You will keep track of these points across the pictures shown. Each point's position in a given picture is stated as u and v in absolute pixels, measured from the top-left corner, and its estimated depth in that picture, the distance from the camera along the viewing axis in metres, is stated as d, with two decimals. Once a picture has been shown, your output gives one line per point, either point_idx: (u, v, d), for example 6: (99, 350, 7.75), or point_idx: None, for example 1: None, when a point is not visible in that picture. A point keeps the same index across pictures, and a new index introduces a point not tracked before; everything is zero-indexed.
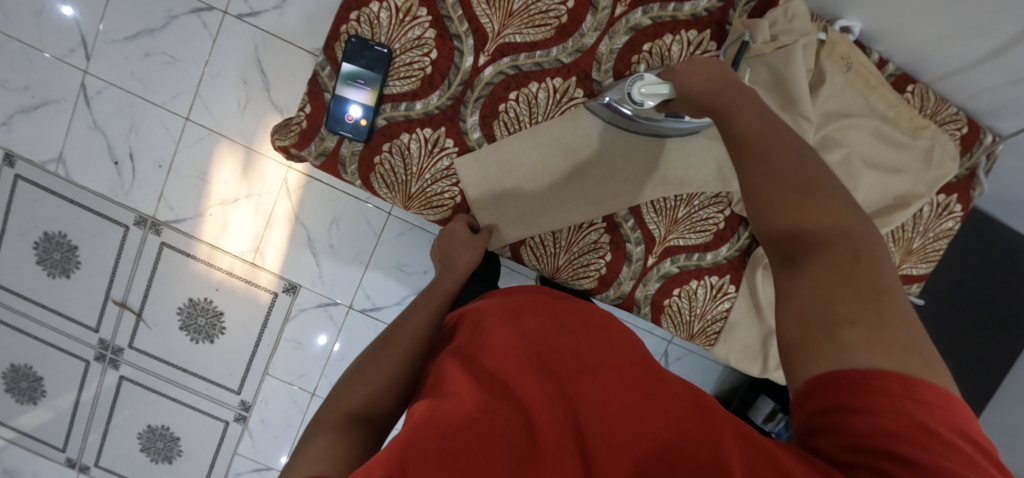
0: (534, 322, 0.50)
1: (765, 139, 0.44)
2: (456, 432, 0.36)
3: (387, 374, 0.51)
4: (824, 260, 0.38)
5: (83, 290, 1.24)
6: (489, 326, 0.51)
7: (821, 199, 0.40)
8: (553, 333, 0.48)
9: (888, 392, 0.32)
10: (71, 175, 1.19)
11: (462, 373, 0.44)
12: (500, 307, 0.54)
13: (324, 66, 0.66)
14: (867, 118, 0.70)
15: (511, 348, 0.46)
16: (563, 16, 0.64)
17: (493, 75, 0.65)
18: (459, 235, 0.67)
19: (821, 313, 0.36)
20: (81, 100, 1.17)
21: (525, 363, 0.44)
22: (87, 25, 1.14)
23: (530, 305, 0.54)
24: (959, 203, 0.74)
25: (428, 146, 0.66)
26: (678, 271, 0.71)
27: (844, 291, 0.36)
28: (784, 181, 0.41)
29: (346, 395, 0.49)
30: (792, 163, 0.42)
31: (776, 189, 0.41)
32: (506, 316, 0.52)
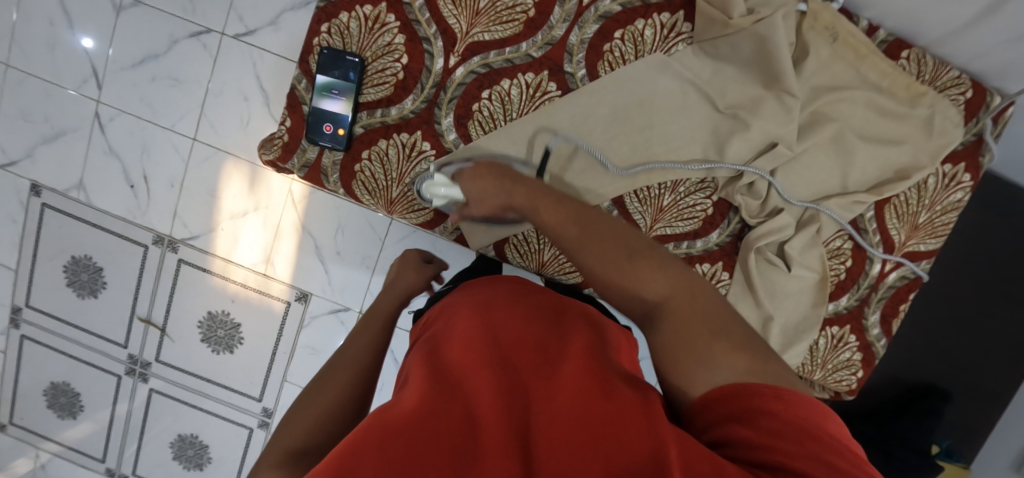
0: (502, 322, 0.52)
1: (586, 220, 0.49)
2: (402, 426, 0.37)
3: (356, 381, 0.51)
4: (675, 307, 0.43)
5: (111, 308, 1.31)
6: (457, 325, 0.53)
7: (651, 263, 0.45)
8: (516, 332, 0.50)
9: (758, 396, 0.35)
10: (92, 200, 1.25)
11: (421, 371, 0.46)
12: (470, 307, 0.56)
13: (301, 80, 0.67)
14: (858, 89, 0.66)
15: (472, 346, 0.48)
16: (530, 10, 0.63)
17: (464, 75, 0.65)
18: (411, 264, 0.77)
19: (687, 348, 0.41)
20: (96, 128, 1.23)
21: (483, 361, 0.46)
22: (97, 57, 1.20)
23: (500, 302, 0.56)
24: (968, 172, 0.70)
25: (406, 150, 0.67)
26: None
27: (701, 331, 0.41)
28: (618, 251, 0.46)
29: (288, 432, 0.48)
30: (619, 236, 0.47)
31: (612, 255, 0.46)
32: (474, 315, 0.53)
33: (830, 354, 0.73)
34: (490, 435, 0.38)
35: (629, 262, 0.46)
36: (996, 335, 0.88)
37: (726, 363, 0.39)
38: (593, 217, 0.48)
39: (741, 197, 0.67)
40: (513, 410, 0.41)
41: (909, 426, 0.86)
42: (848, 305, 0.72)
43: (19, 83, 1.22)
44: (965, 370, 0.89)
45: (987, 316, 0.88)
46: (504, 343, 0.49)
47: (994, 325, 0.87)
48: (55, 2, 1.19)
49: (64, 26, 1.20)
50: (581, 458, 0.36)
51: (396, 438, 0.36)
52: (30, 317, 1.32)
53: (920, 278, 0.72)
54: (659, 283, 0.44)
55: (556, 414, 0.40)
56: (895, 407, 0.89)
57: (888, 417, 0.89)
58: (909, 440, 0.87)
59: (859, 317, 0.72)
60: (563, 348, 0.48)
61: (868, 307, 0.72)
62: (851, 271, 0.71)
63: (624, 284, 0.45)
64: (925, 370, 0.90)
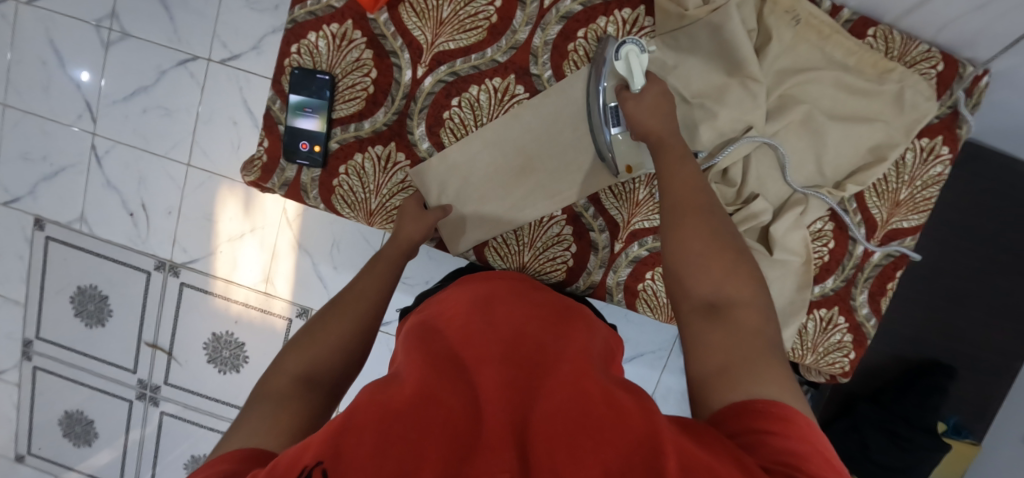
0: (503, 313, 0.53)
1: (688, 185, 0.51)
2: (400, 410, 0.37)
3: (338, 342, 0.52)
4: (739, 323, 0.43)
5: (118, 335, 1.33)
6: (459, 314, 0.53)
7: (737, 272, 0.46)
8: (518, 326, 0.51)
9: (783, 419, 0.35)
10: (93, 231, 1.29)
11: (422, 353, 0.46)
12: (473, 295, 0.57)
13: (275, 101, 0.68)
14: (826, 70, 0.66)
15: (474, 338, 0.48)
16: (493, 16, 0.64)
17: (433, 85, 0.66)
18: (422, 221, 0.66)
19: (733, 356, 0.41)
20: (93, 161, 1.26)
21: (484, 355, 0.46)
22: (90, 91, 1.24)
23: (502, 295, 0.57)
24: (946, 145, 0.68)
25: (381, 163, 0.68)
26: (648, 254, 0.68)
27: (747, 352, 0.41)
28: (718, 236, 0.48)
29: (293, 356, 0.50)
30: (720, 225, 0.49)
31: (710, 244, 0.47)
32: (478, 306, 0.54)
33: (819, 337, 0.72)
34: (490, 428, 0.38)
35: (722, 252, 0.47)
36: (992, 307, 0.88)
37: (766, 386, 0.38)
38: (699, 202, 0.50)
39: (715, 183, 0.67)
40: (514, 406, 0.41)
41: (914, 405, 0.85)
42: (834, 287, 0.72)
43: (18, 122, 1.27)
44: (967, 341, 0.88)
45: (983, 288, 0.87)
46: (506, 334, 0.49)
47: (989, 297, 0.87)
48: (47, 42, 1.23)
49: (57, 65, 1.23)
50: (578, 453, 0.35)
51: (393, 424, 0.36)
52: (41, 350, 1.36)
53: (907, 256, 0.70)
54: (734, 282, 0.45)
55: (556, 411, 0.39)
56: (900, 386, 0.88)
57: (896, 397, 0.87)
58: (914, 419, 0.86)
59: (847, 297, 0.72)
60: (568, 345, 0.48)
61: (855, 288, 0.72)
62: (834, 252, 0.71)
63: (709, 276, 0.46)
64: (926, 345, 0.90)
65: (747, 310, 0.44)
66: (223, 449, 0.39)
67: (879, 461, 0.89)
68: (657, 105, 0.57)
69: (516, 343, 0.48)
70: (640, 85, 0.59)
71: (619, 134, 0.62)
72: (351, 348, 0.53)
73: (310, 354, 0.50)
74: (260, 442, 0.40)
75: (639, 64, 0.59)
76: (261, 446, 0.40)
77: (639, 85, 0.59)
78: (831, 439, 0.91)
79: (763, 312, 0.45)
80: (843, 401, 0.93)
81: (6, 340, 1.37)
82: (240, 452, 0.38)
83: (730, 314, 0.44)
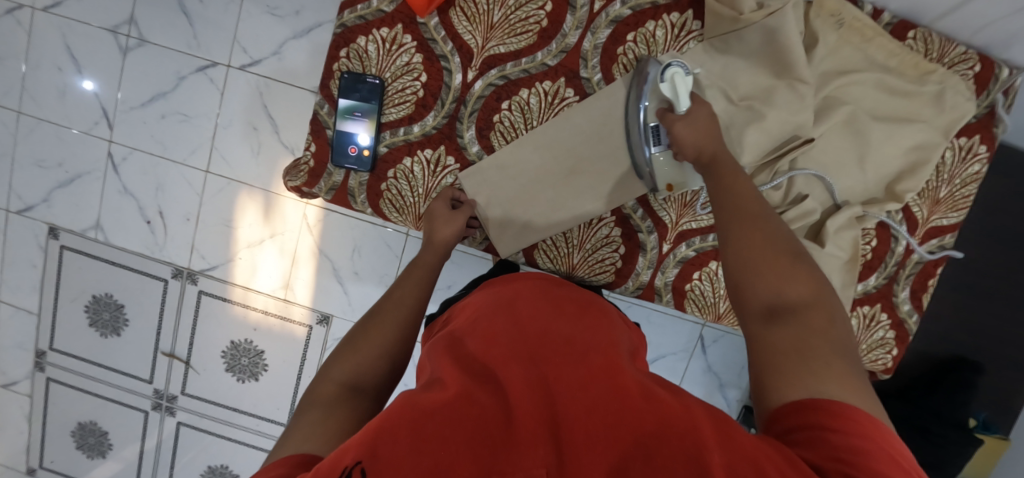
0: (527, 312, 0.53)
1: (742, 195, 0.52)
2: (433, 410, 0.38)
3: (379, 350, 0.53)
4: (803, 319, 0.43)
5: (134, 344, 1.31)
6: (484, 316, 0.54)
7: (793, 271, 0.46)
8: (543, 325, 0.51)
9: (825, 412, 0.37)
10: (109, 238, 1.27)
11: (452, 355, 0.47)
12: (497, 298, 0.58)
13: (323, 105, 0.68)
14: (868, 72, 0.67)
15: (500, 338, 0.49)
16: (543, 20, 0.65)
17: (483, 88, 0.66)
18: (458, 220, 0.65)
19: (800, 356, 0.41)
20: (110, 168, 1.24)
21: (510, 353, 0.46)
22: (107, 98, 1.22)
23: (523, 296, 0.57)
24: (983, 144, 0.70)
25: (431, 166, 0.68)
26: (695, 254, 0.70)
27: (816, 350, 0.41)
28: (771, 245, 0.47)
29: (338, 364, 0.51)
30: (766, 227, 0.49)
31: (764, 250, 0.47)
32: (502, 308, 0.55)
33: (863, 334, 0.74)
34: (523, 420, 0.38)
35: (779, 256, 0.47)
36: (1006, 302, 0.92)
37: (833, 379, 0.39)
38: (746, 209, 0.51)
39: (766, 184, 0.67)
40: (544, 397, 0.41)
41: (943, 400, 0.90)
42: (877, 284, 0.73)
43: (31, 129, 1.24)
44: (987, 336, 0.91)
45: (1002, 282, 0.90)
46: (532, 333, 0.50)
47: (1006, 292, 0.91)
48: (63, 48, 1.21)
49: (72, 71, 1.22)
50: (613, 455, 0.36)
51: (430, 422, 0.36)
52: (54, 360, 1.33)
53: (949, 254, 0.72)
54: (795, 282, 0.45)
55: (587, 405, 0.40)
56: (927, 383, 0.93)
57: (923, 394, 0.92)
58: (945, 414, 0.90)
59: (889, 294, 0.73)
60: (595, 342, 0.48)
61: (897, 285, 0.73)
62: (877, 250, 0.72)
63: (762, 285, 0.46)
64: (956, 343, 0.93)
65: (816, 310, 0.43)
66: (277, 456, 0.40)
67: (911, 457, 0.92)
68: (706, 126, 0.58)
69: (541, 340, 0.48)
70: (685, 108, 0.59)
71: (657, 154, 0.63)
72: (395, 354, 0.54)
73: (357, 360, 0.51)
74: (312, 448, 0.41)
75: (683, 84, 0.59)
76: (310, 451, 0.40)
77: (684, 107, 0.59)
78: None
79: (829, 309, 0.44)
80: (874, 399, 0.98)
81: (17, 349, 1.34)
82: (292, 458, 0.39)
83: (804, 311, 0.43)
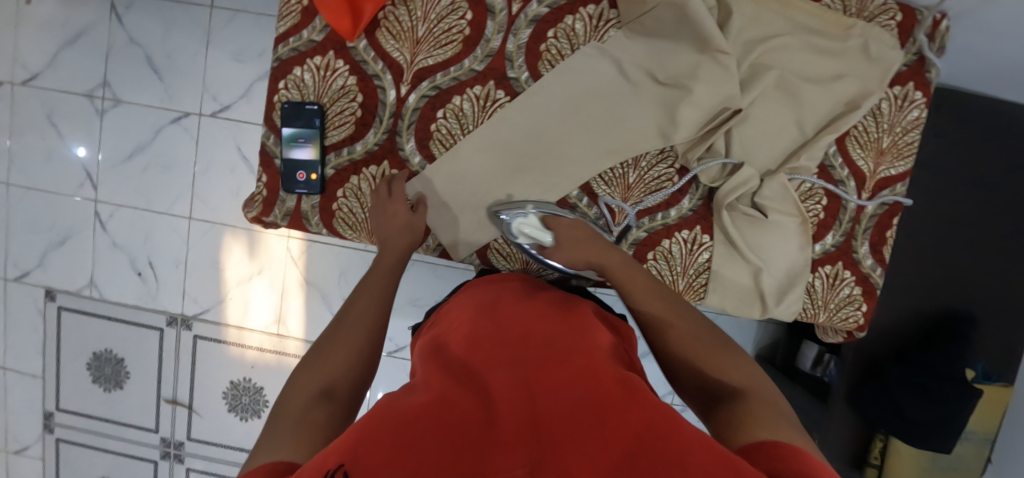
0: (509, 318, 0.55)
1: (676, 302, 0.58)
2: (415, 415, 0.38)
3: (347, 356, 0.54)
4: (737, 396, 0.46)
5: (138, 395, 1.34)
6: (466, 323, 0.55)
7: (725, 361, 0.51)
8: (526, 331, 0.52)
9: (774, 449, 0.37)
10: (104, 294, 1.31)
11: (435, 365, 0.48)
12: (479, 305, 0.59)
13: (269, 136, 0.71)
14: (791, 35, 0.68)
15: (482, 345, 0.50)
16: (466, 29, 0.67)
17: (417, 100, 0.69)
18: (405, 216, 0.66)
19: (740, 418, 0.43)
20: (98, 226, 1.29)
21: (493, 358, 0.47)
22: (90, 159, 1.28)
23: (509, 303, 0.59)
24: (918, 90, 0.70)
25: (377, 181, 0.70)
26: (647, 234, 0.70)
27: (754, 410, 0.43)
28: (704, 342, 0.53)
29: (307, 376, 0.51)
30: (696, 323, 0.55)
31: (699, 343, 0.53)
32: (484, 316, 0.56)
33: (829, 293, 0.73)
34: (503, 421, 0.39)
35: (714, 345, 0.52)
36: (978, 245, 0.92)
37: (780, 429, 0.40)
38: (678, 313, 0.56)
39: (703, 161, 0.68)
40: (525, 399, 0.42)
41: (941, 356, 0.89)
42: (835, 242, 0.73)
43: (22, 197, 1.30)
44: (962, 283, 0.92)
45: (961, 223, 0.92)
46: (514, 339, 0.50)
47: (973, 235, 0.92)
48: (44, 117, 1.27)
49: (55, 137, 1.28)
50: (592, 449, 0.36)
51: (412, 427, 0.37)
52: (62, 420, 1.36)
53: (902, 202, 0.71)
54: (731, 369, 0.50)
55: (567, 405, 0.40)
56: (921, 341, 0.93)
57: (918, 352, 0.92)
58: (941, 370, 0.90)
59: (849, 251, 0.73)
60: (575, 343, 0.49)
61: (856, 241, 0.73)
62: (829, 208, 0.72)
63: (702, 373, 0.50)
64: (944, 298, 0.93)
65: (745, 390, 0.47)
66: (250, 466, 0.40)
67: (913, 419, 0.91)
68: (580, 240, 0.63)
69: (523, 345, 0.49)
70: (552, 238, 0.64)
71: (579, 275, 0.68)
72: (362, 359, 0.55)
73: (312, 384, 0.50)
74: (286, 455, 0.41)
75: (534, 223, 0.65)
76: (284, 458, 0.40)
77: (549, 239, 0.64)
78: (863, 404, 0.95)
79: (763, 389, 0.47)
80: (870, 364, 0.96)
81: (27, 413, 1.37)
82: (266, 466, 0.38)
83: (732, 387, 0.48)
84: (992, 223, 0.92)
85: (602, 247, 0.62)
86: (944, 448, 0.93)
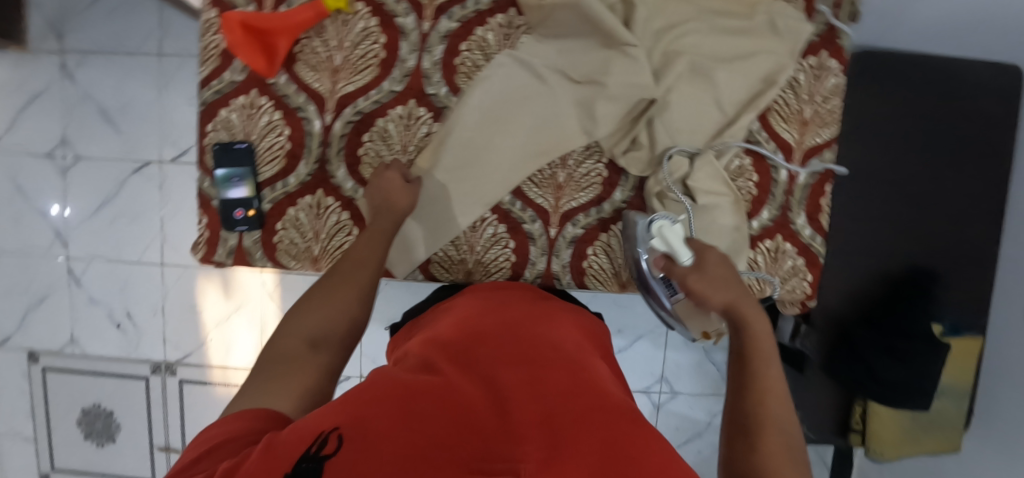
0: (518, 317, 0.56)
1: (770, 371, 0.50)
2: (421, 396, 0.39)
3: (343, 310, 0.54)
4: None
5: (131, 446, 1.35)
6: (475, 315, 0.56)
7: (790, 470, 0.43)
8: (533, 333, 0.52)
9: None
10: (87, 349, 1.32)
11: (440, 352, 0.49)
12: (486, 303, 0.60)
13: (204, 179, 0.72)
14: (698, 20, 0.69)
15: (489, 340, 0.50)
16: (381, 52, 0.69)
17: (343, 127, 0.70)
18: (405, 193, 0.65)
19: None
20: (73, 282, 1.30)
21: (503, 355, 0.47)
22: (57, 218, 1.29)
23: (515, 305, 0.60)
24: (832, 58, 0.72)
25: (314, 210, 0.71)
26: (584, 231, 0.71)
27: None
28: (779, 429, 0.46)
29: (307, 318, 0.52)
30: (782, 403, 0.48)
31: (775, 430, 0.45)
32: (492, 313, 0.57)
33: (774, 269, 0.74)
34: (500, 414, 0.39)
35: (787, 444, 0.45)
36: (924, 199, 0.94)
37: None
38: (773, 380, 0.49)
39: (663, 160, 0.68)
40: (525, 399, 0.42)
41: (904, 315, 0.93)
42: (771, 217, 0.74)
43: None
44: (915, 239, 0.94)
45: (905, 180, 0.94)
46: (522, 339, 0.51)
47: (918, 189, 0.94)
48: (8, 182, 1.29)
49: (21, 201, 1.29)
50: None
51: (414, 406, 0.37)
52: None
53: (832, 169, 0.72)
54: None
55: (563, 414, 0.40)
56: (885, 301, 0.94)
57: (884, 314, 0.93)
58: (908, 330, 0.92)
59: (787, 223, 0.74)
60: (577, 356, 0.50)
61: (792, 213, 0.74)
62: (761, 184, 0.73)
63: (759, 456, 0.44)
64: (906, 254, 0.94)
65: None
66: (236, 406, 0.42)
67: (887, 381, 0.93)
68: (724, 273, 0.56)
69: (528, 345, 0.50)
70: (689, 258, 0.59)
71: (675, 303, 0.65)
72: (356, 316, 0.55)
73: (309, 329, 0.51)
74: (273, 404, 0.43)
75: (674, 235, 0.60)
76: (272, 406, 0.43)
77: (684, 259, 0.59)
78: (838, 370, 0.97)
79: None
80: (840, 331, 0.96)
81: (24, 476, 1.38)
82: (253, 411, 0.41)
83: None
84: (936, 177, 0.94)
85: (738, 289, 0.55)
86: (922, 405, 0.92)
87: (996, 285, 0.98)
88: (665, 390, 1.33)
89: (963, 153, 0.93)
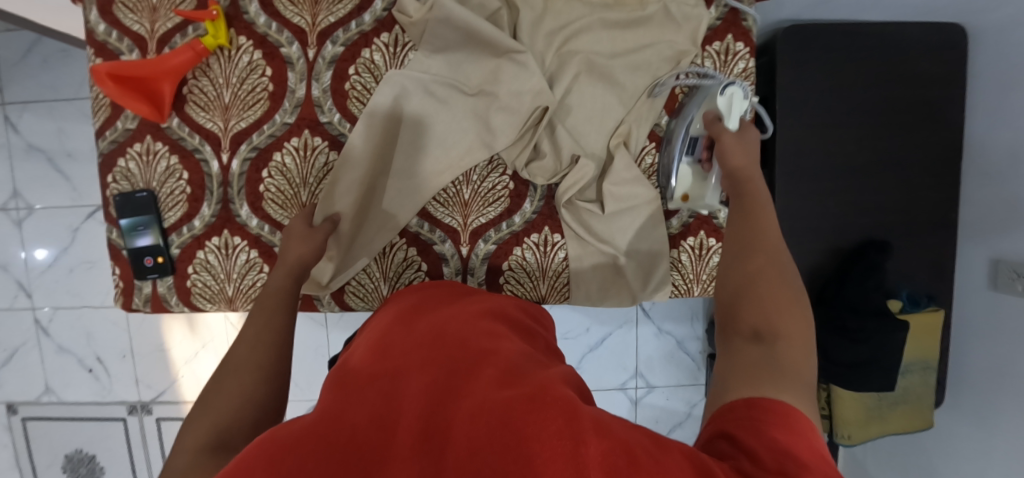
0: (434, 316, 0.44)
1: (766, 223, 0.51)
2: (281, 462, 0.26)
3: (250, 393, 0.46)
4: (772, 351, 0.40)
5: None
6: (385, 325, 0.45)
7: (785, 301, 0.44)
8: (448, 327, 0.41)
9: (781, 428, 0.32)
10: (63, 397, 1.33)
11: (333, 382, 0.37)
12: (401, 307, 0.48)
13: (111, 230, 0.71)
14: (589, 17, 0.66)
15: (391, 348, 0.39)
16: (269, 85, 0.67)
17: (241, 165, 0.69)
18: (314, 236, 0.63)
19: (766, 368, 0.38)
20: (41, 333, 1.32)
21: (407, 364, 0.36)
22: (17, 272, 1.30)
23: (435, 300, 0.48)
24: (739, 41, 0.68)
25: (223, 251, 0.70)
26: (496, 247, 0.70)
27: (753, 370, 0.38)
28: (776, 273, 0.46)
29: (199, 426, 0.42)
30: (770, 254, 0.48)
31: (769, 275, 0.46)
32: (408, 315, 0.45)
33: (699, 265, 0.72)
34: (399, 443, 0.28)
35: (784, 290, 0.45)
36: (877, 171, 0.88)
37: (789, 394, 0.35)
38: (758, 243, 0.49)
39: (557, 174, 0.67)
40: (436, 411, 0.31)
41: (854, 292, 0.86)
42: (691, 213, 0.71)
43: None
44: (870, 213, 0.89)
45: (859, 152, 0.87)
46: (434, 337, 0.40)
47: (870, 162, 0.88)
48: None
49: None
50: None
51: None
52: None
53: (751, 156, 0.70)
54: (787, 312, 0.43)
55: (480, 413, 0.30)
56: (838, 278, 0.88)
57: (834, 291, 0.88)
58: (860, 305, 0.86)
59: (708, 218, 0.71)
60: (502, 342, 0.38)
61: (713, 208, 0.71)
62: None
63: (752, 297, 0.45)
64: (858, 228, 0.89)
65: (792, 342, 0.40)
66: None
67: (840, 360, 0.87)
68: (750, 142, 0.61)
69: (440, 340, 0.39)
70: (735, 128, 0.64)
71: (688, 162, 0.67)
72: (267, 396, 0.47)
73: (215, 420, 0.42)
74: None
75: (738, 107, 0.64)
76: None
77: (735, 126, 0.63)
78: None
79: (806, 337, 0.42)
80: None
81: None
82: None
83: (779, 341, 0.40)
84: (888, 146, 0.88)
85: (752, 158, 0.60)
86: (885, 385, 0.88)
87: (960, 252, 0.93)
88: (640, 385, 1.24)
89: (908, 115, 0.87)
